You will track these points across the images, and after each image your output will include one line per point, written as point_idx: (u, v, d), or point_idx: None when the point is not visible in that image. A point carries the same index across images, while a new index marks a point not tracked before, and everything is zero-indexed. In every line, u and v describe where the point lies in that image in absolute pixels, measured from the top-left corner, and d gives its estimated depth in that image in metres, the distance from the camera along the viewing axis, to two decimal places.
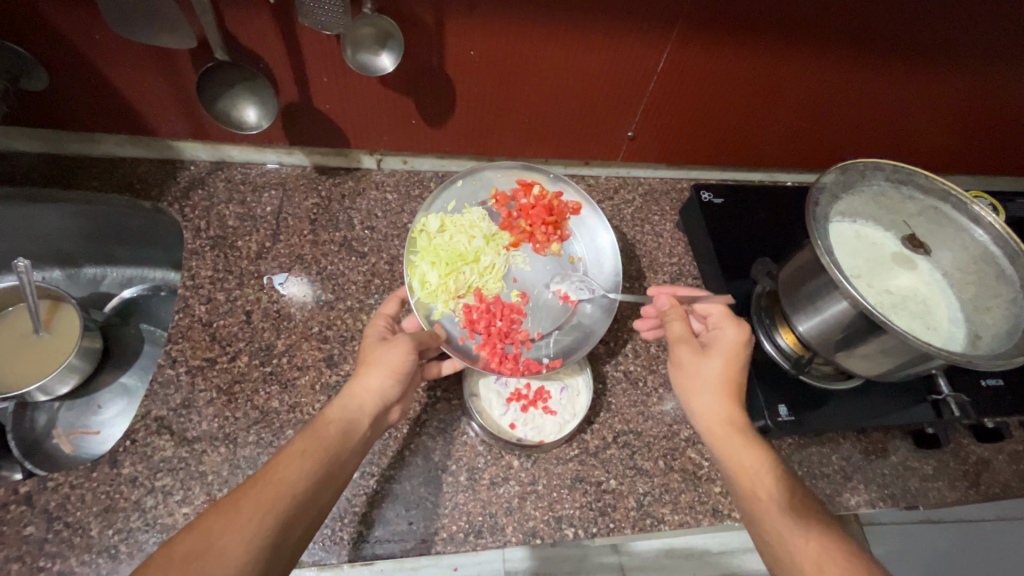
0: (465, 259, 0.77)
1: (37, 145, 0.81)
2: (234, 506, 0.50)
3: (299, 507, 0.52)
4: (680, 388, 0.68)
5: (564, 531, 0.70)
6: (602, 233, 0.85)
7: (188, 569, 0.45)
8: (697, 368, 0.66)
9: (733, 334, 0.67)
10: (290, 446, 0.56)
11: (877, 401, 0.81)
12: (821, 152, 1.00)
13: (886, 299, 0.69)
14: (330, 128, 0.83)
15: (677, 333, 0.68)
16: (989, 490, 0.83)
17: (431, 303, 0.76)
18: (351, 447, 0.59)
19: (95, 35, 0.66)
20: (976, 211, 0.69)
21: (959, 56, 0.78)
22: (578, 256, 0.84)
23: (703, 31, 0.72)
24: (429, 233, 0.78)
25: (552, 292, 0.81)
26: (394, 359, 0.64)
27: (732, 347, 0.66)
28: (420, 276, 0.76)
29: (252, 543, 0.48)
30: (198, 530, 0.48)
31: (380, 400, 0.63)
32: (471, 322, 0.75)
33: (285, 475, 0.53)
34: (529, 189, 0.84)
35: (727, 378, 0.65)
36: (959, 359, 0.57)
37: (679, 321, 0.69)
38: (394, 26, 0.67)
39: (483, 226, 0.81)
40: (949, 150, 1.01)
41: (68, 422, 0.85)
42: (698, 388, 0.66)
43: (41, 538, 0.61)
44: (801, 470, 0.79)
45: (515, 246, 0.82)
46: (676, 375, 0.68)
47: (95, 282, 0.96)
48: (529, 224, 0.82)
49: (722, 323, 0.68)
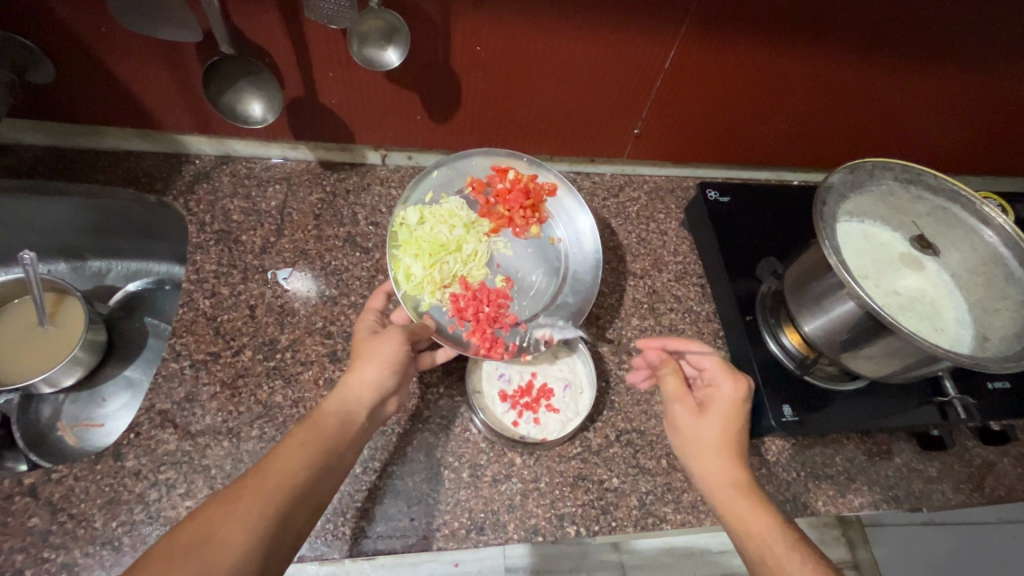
0: (448, 249, 0.77)
1: (42, 138, 0.81)
2: (235, 495, 0.50)
3: (298, 498, 0.52)
4: (679, 447, 0.68)
5: (566, 529, 0.70)
6: (582, 217, 0.84)
7: (190, 557, 0.45)
8: (694, 427, 0.66)
9: (729, 391, 0.67)
10: (289, 438, 0.56)
11: (883, 401, 0.80)
12: (829, 152, 0.99)
13: (893, 300, 0.69)
14: (335, 124, 0.83)
15: (672, 389, 0.69)
16: (994, 493, 0.83)
17: (418, 295, 0.76)
18: (348, 441, 0.59)
19: (101, 28, 0.65)
20: (986, 212, 0.68)
21: (971, 55, 0.77)
22: (558, 237, 0.84)
23: (712, 27, 0.72)
24: (409, 225, 0.78)
25: (536, 275, 0.82)
26: (389, 351, 0.64)
27: (729, 405, 0.66)
28: (405, 269, 0.76)
29: (252, 533, 0.48)
30: (201, 519, 0.48)
31: (377, 392, 0.63)
32: (459, 310, 0.75)
33: (283, 466, 0.53)
34: (504, 173, 0.84)
35: (726, 437, 0.64)
36: (967, 362, 0.57)
37: (672, 375, 0.69)
38: (401, 21, 0.66)
39: (462, 215, 0.80)
40: (959, 149, 1.00)
41: (73, 414, 0.85)
42: (697, 450, 0.65)
43: (45, 530, 0.62)
44: (803, 471, 0.79)
45: (495, 232, 0.82)
46: (676, 438, 0.68)
47: (100, 275, 0.96)
48: (508, 209, 0.82)
49: (716, 379, 0.68)
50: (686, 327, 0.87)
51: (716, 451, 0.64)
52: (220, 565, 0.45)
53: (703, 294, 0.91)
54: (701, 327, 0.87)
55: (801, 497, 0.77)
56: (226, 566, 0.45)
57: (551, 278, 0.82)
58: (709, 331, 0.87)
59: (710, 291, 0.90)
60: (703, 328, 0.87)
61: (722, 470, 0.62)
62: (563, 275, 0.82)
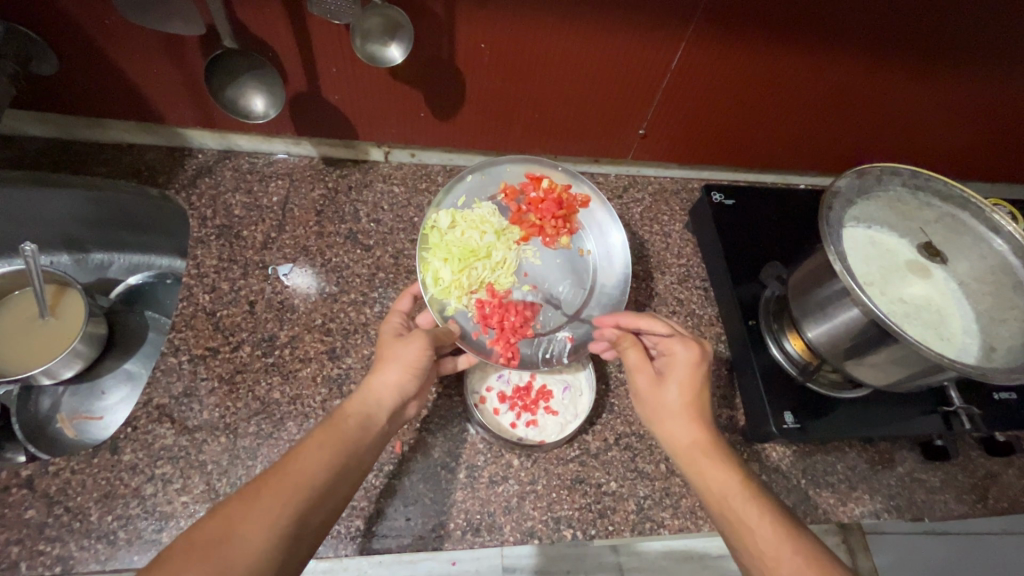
0: (478, 255, 0.77)
1: (46, 131, 0.81)
2: (254, 494, 0.49)
3: (316, 500, 0.52)
4: (647, 415, 0.68)
5: (562, 532, 0.69)
6: (614, 231, 0.84)
7: (207, 557, 0.44)
8: (655, 394, 0.66)
9: (683, 355, 0.65)
10: (310, 438, 0.56)
11: (885, 409, 0.79)
12: (836, 155, 0.98)
13: (899, 308, 0.67)
14: (339, 119, 0.83)
15: (632, 363, 0.69)
16: (997, 505, 0.82)
17: (445, 299, 0.76)
18: (367, 444, 0.59)
19: (105, 20, 0.65)
20: (996, 219, 0.67)
21: (984, 59, 0.76)
22: (588, 250, 0.84)
23: (721, 27, 0.70)
24: (440, 229, 0.78)
25: (564, 287, 0.81)
26: (411, 355, 0.64)
27: (685, 370, 0.64)
28: (433, 272, 0.76)
29: (270, 533, 0.48)
30: (219, 517, 0.47)
31: (399, 395, 0.63)
32: (484, 317, 0.75)
33: (302, 467, 0.53)
34: (538, 181, 0.83)
35: (686, 403, 0.63)
36: (971, 372, 0.56)
37: (633, 347, 0.69)
38: (404, 17, 0.65)
39: (494, 221, 0.80)
40: (971, 155, 0.98)
41: (72, 406, 0.85)
42: (661, 416, 0.65)
43: (41, 522, 0.62)
44: (804, 478, 0.78)
45: (526, 241, 0.82)
46: (642, 407, 0.69)
47: (103, 267, 0.96)
48: (540, 218, 0.82)
49: (670, 346, 0.67)
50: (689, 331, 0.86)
51: (677, 416, 0.63)
52: (239, 563, 0.45)
53: (705, 298, 0.90)
54: (703, 331, 0.87)
55: (802, 504, 0.76)
56: (244, 566, 0.45)
57: (578, 290, 0.82)
58: (711, 335, 0.87)
59: (713, 295, 0.89)
60: (705, 333, 0.86)
61: (685, 433, 0.62)
62: (590, 289, 0.82)
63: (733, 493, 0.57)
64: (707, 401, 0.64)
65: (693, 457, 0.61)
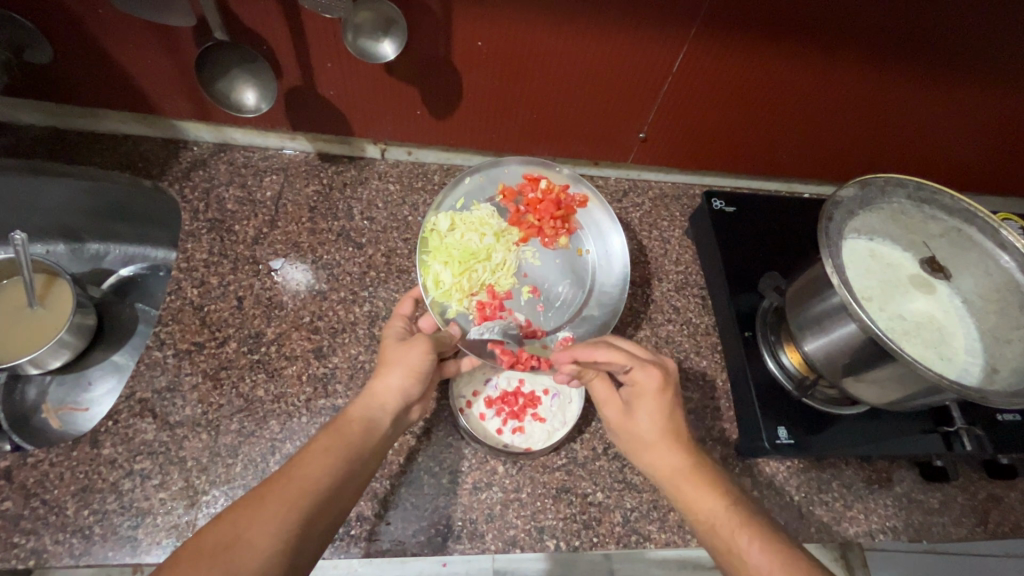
0: (478, 257, 0.76)
1: (41, 119, 0.81)
2: (259, 499, 0.48)
3: (323, 503, 0.51)
4: (629, 450, 0.66)
5: (546, 542, 0.68)
6: (613, 235, 0.82)
7: (214, 563, 0.44)
8: (632, 429, 0.64)
9: (645, 381, 0.63)
10: (314, 442, 0.55)
11: (882, 426, 0.77)
12: (844, 165, 0.96)
13: (898, 325, 0.65)
14: (335, 115, 0.82)
15: (600, 394, 0.67)
16: (998, 529, 0.79)
17: (446, 302, 0.74)
18: (371, 449, 0.57)
19: (98, 9, 0.65)
20: (1004, 236, 0.65)
21: (997, 69, 0.73)
22: (586, 250, 0.83)
23: (724, 29, 0.69)
24: (440, 233, 0.77)
25: (563, 286, 0.80)
26: (413, 358, 0.62)
27: (651, 397, 0.62)
28: (434, 276, 0.74)
29: (276, 537, 0.47)
30: (225, 522, 0.47)
31: (402, 399, 0.61)
32: (485, 318, 0.74)
33: (307, 472, 0.51)
34: (536, 183, 0.81)
35: (660, 431, 0.61)
36: (971, 393, 0.53)
37: (597, 379, 0.67)
38: (397, 12, 0.64)
39: (493, 224, 0.79)
40: (979, 169, 0.96)
41: (58, 397, 0.85)
42: (641, 451, 0.63)
43: (17, 514, 0.61)
44: (799, 495, 0.76)
45: (524, 241, 0.80)
46: (623, 442, 0.66)
47: (98, 257, 0.96)
48: (538, 219, 0.80)
49: (630, 375, 0.64)
50: (684, 340, 0.84)
51: (653, 449, 0.61)
52: (246, 566, 0.44)
53: (703, 306, 0.88)
54: (698, 341, 0.85)
55: (794, 522, 0.74)
56: (253, 568, 0.45)
57: (578, 289, 0.80)
58: (707, 345, 0.84)
59: (711, 304, 0.87)
60: (700, 342, 0.84)
61: (668, 465, 0.60)
62: (589, 289, 0.80)
63: (721, 520, 0.56)
64: (682, 421, 0.63)
65: (681, 488, 0.59)
